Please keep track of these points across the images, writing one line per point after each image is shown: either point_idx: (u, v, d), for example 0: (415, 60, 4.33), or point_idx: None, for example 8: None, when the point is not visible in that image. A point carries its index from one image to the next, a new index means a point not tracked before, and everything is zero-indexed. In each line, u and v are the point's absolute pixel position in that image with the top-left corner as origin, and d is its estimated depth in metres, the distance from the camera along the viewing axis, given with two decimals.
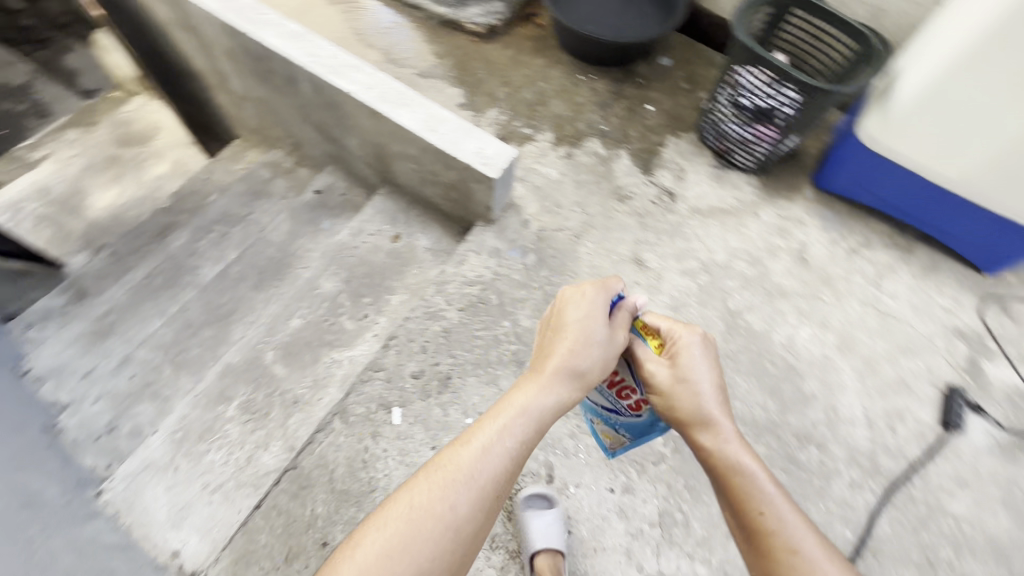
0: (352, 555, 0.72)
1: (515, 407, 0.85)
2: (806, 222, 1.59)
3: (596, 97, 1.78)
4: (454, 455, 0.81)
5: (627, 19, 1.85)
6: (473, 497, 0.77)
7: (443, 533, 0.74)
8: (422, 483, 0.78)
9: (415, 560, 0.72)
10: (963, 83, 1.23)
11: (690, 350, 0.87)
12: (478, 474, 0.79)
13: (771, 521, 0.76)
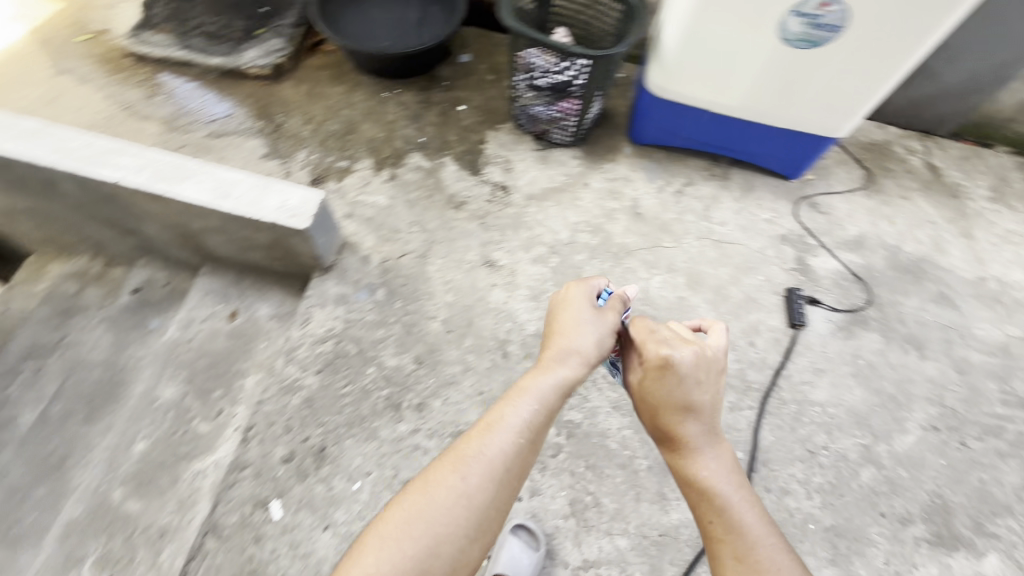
0: (370, 547, 0.75)
1: (529, 393, 0.89)
2: (632, 178, 1.67)
3: (406, 111, 1.74)
4: (473, 441, 0.85)
5: (414, 27, 1.82)
6: (483, 477, 0.81)
7: (457, 512, 0.78)
8: (444, 471, 0.81)
9: (431, 534, 0.76)
10: (711, 27, 1.31)
11: (678, 361, 0.88)
12: (495, 459, 0.82)
13: (736, 524, 0.81)
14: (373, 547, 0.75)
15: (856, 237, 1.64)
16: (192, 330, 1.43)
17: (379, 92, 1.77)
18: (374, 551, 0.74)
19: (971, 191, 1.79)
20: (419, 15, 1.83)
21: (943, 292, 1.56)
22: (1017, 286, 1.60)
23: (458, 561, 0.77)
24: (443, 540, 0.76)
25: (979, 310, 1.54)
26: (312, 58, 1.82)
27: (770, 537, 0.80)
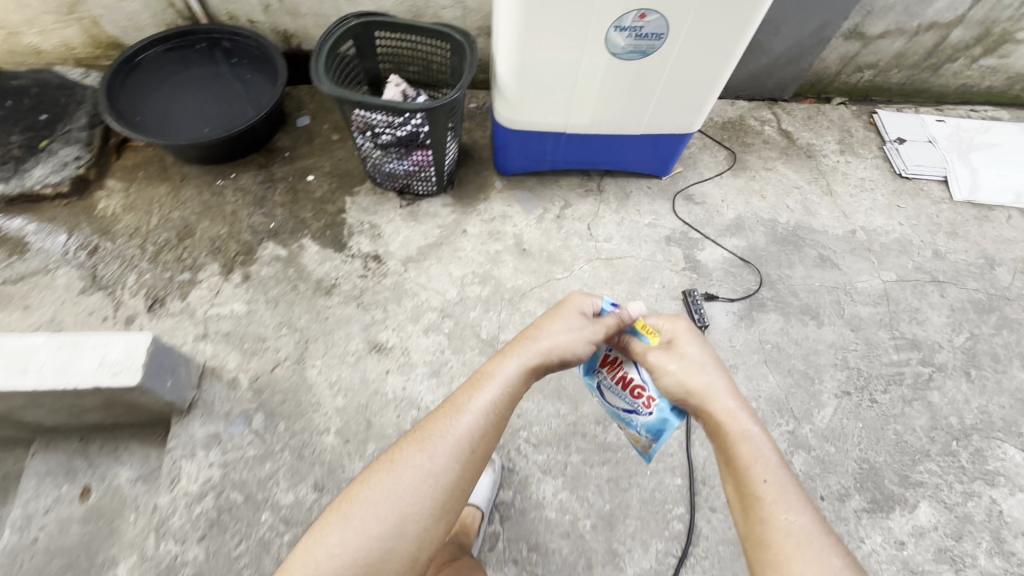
0: (331, 531, 0.67)
1: (498, 374, 0.79)
2: (509, 214, 1.59)
3: (247, 195, 1.54)
4: (443, 417, 0.75)
5: (237, 103, 1.65)
6: (450, 456, 0.71)
7: (419, 493, 0.69)
8: (410, 450, 0.72)
9: (393, 514, 0.67)
10: (542, 55, 1.24)
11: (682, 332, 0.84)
12: (461, 436, 0.73)
13: (763, 476, 0.71)
14: (334, 529, 0.67)
15: (734, 220, 1.66)
16: (33, 530, 1.16)
17: (212, 181, 1.56)
18: (335, 533, 0.66)
19: (823, 148, 1.88)
20: (242, 88, 1.67)
21: (822, 254, 1.62)
22: (881, 230, 1.69)
23: (420, 546, 0.68)
24: (406, 520, 0.67)
25: (856, 263, 1.61)
26: (122, 158, 1.58)
27: (789, 496, 0.69)
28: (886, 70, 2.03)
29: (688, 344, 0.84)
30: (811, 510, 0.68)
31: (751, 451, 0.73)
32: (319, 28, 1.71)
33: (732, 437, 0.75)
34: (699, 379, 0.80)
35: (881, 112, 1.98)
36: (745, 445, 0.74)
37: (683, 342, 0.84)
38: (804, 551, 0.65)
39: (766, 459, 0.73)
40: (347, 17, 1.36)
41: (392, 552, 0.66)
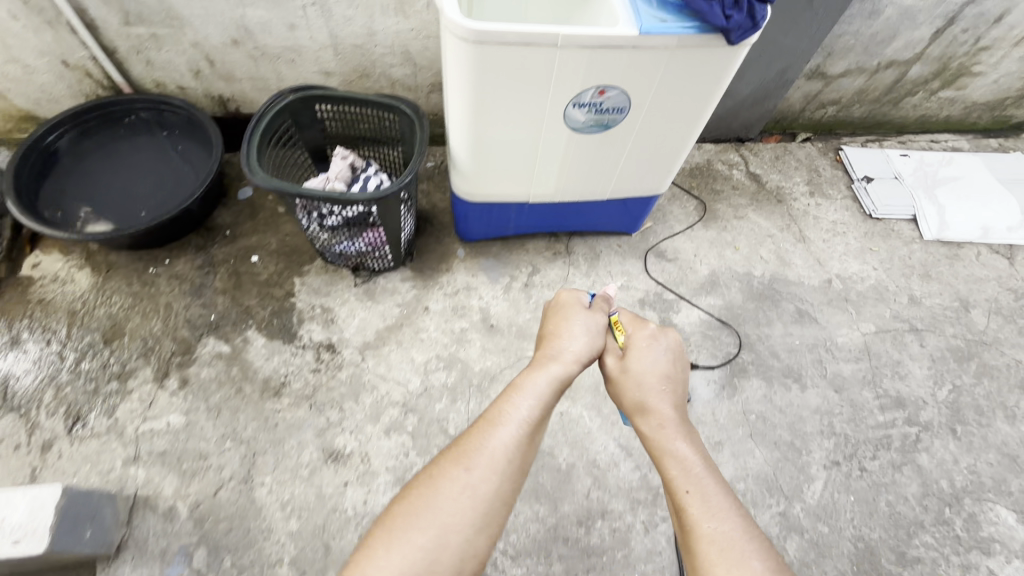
0: (379, 554, 0.69)
1: (524, 390, 0.86)
2: (474, 285, 1.49)
3: (184, 284, 1.40)
4: (475, 435, 0.80)
5: (171, 180, 1.50)
6: (488, 470, 0.76)
7: (462, 505, 0.73)
8: (449, 466, 0.77)
9: (437, 525, 0.71)
10: (497, 133, 1.15)
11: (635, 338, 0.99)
12: (499, 447, 0.78)
13: (685, 488, 0.79)
14: (390, 549, 0.69)
15: (708, 276, 1.60)
16: None
17: (143, 269, 1.42)
18: (387, 552, 0.69)
19: (793, 191, 1.84)
20: (174, 163, 1.52)
21: (800, 309, 1.57)
22: (856, 277, 1.65)
23: (464, 555, 0.71)
24: (448, 527, 0.71)
25: (834, 315, 1.57)
26: (38, 250, 1.42)
27: (714, 501, 0.77)
28: (848, 106, 2.01)
29: (644, 354, 0.97)
30: (738, 515, 0.75)
31: (678, 460, 0.83)
32: (257, 91, 1.59)
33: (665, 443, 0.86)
34: (646, 387, 0.93)
35: (846, 149, 1.96)
36: (674, 456, 0.83)
37: (639, 351, 0.97)
38: (720, 553, 0.71)
39: (693, 461, 0.82)
40: (282, 93, 1.23)
41: (439, 562, 0.70)
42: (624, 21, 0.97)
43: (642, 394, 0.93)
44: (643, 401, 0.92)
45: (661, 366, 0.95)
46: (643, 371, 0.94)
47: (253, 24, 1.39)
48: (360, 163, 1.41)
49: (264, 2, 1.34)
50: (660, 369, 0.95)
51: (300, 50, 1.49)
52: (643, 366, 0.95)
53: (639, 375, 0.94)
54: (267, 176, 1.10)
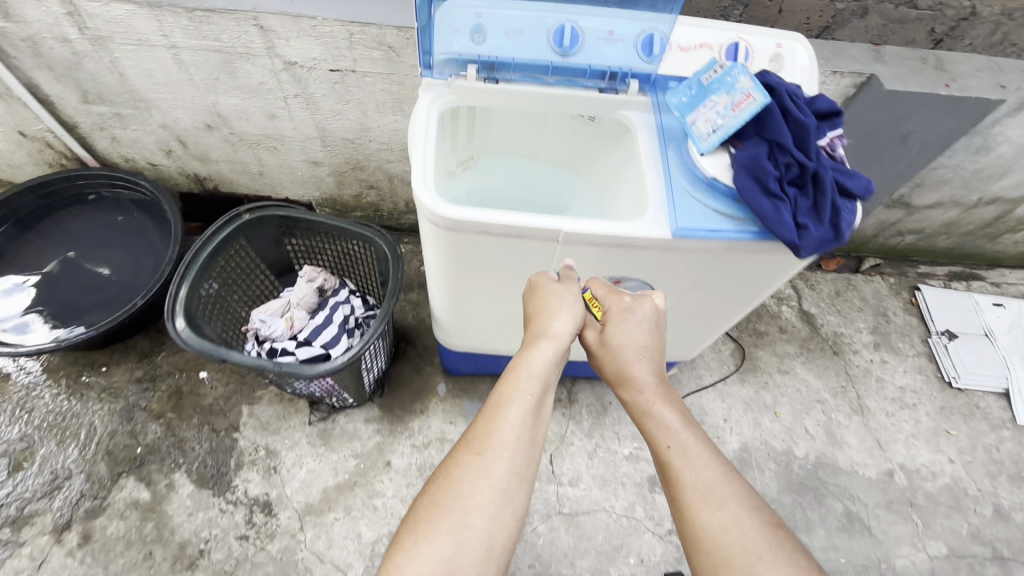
0: (410, 545, 0.58)
1: (525, 369, 0.66)
2: (450, 437, 1.24)
3: (116, 401, 1.21)
4: (487, 418, 0.64)
5: (119, 278, 1.33)
6: (506, 449, 0.62)
7: (486, 491, 0.60)
8: (461, 454, 0.62)
9: (461, 509, 0.59)
10: (482, 305, 0.91)
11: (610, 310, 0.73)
12: (514, 429, 0.63)
13: (667, 442, 0.67)
14: (419, 547, 0.57)
15: (738, 451, 1.31)
16: None
17: (73, 377, 1.23)
18: (423, 537, 0.58)
19: (852, 341, 1.53)
20: (130, 250, 1.35)
21: (848, 511, 1.26)
22: (925, 473, 1.33)
23: (488, 542, 0.59)
24: (469, 511, 0.59)
25: (893, 526, 1.25)
26: None
27: (698, 458, 0.65)
28: (931, 236, 1.68)
29: (624, 325, 0.72)
30: (722, 467, 0.65)
31: (659, 418, 0.68)
32: (237, 173, 1.40)
33: (644, 402, 0.70)
34: (627, 359, 0.71)
35: (925, 290, 1.64)
36: (653, 418, 0.69)
37: (619, 322, 0.72)
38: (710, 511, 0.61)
39: (672, 423, 0.68)
40: (236, 212, 1.02)
41: (467, 547, 0.57)
42: (655, 212, 0.73)
43: (620, 364, 0.71)
44: (622, 373, 0.71)
45: (641, 336, 0.71)
46: (621, 342, 0.71)
47: (229, 112, 1.20)
48: (331, 283, 1.20)
49: (239, 90, 1.14)
50: (641, 338, 0.71)
51: (283, 139, 1.28)
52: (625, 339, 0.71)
53: (617, 350, 0.71)
54: (192, 336, 0.90)
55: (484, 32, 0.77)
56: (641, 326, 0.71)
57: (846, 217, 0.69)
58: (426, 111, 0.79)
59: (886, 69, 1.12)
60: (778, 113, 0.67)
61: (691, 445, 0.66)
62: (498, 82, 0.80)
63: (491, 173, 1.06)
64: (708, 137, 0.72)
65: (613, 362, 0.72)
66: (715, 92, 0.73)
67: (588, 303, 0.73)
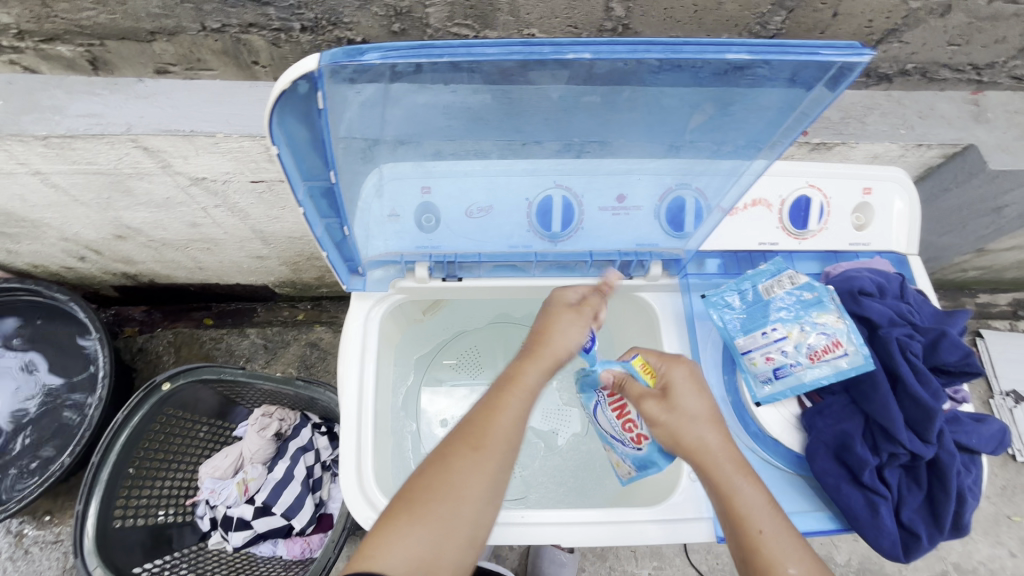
0: (400, 520, 0.44)
1: (526, 385, 0.50)
2: None
3: (67, 557, 1.07)
4: (497, 415, 0.48)
5: (25, 372, 1.07)
6: (495, 445, 0.47)
7: (483, 486, 0.46)
8: (461, 447, 0.47)
9: (461, 489, 0.45)
10: None
11: (672, 375, 0.51)
12: (514, 431, 0.48)
13: (758, 527, 0.44)
14: (408, 520, 0.44)
15: None
16: None
17: (15, 528, 1.09)
18: (412, 524, 0.44)
19: None
20: (63, 346, 1.08)
21: None
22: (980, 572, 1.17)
23: (474, 536, 0.45)
24: (464, 498, 0.45)
25: None
26: None
27: (793, 550, 0.43)
28: (1002, 272, 1.39)
29: (689, 390, 0.50)
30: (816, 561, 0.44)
31: (744, 501, 0.45)
32: (170, 269, 1.17)
33: (726, 477, 0.46)
34: (695, 429, 0.48)
35: (989, 338, 1.38)
36: (734, 499, 0.45)
37: (685, 389, 0.50)
38: None
39: (755, 503, 0.45)
40: (154, 383, 0.85)
41: (453, 537, 0.44)
42: (690, 487, 0.57)
43: (688, 437, 0.48)
44: (704, 449, 0.47)
45: (704, 406, 0.50)
46: (689, 410, 0.49)
47: (138, 223, 0.95)
48: (289, 423, 1.00)
49: (142, 206, 0.90)
50: (706, 406, 0.50)
51: (215, 240, 1.04)
52: (686, 404, 0.49)
53: (697, 416, 0.49)
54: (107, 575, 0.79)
55: (435, 216, 0.54)
56: (702, 396, 0.50)
57: (972, 498, 0.48)
58: (358, 359, 0.58)
59: (990, 134, 0.84)
60: (883, 384, 0.45)
61: (785, 533, 0.44)
62: (464, 280, 0.61)
63: (463, 314, 0.81)
64: (768, 384, 0.49)
65: (672, 435, 0.48)
66: (780, 317, 0.50)
67: (637, 365, 0.52)
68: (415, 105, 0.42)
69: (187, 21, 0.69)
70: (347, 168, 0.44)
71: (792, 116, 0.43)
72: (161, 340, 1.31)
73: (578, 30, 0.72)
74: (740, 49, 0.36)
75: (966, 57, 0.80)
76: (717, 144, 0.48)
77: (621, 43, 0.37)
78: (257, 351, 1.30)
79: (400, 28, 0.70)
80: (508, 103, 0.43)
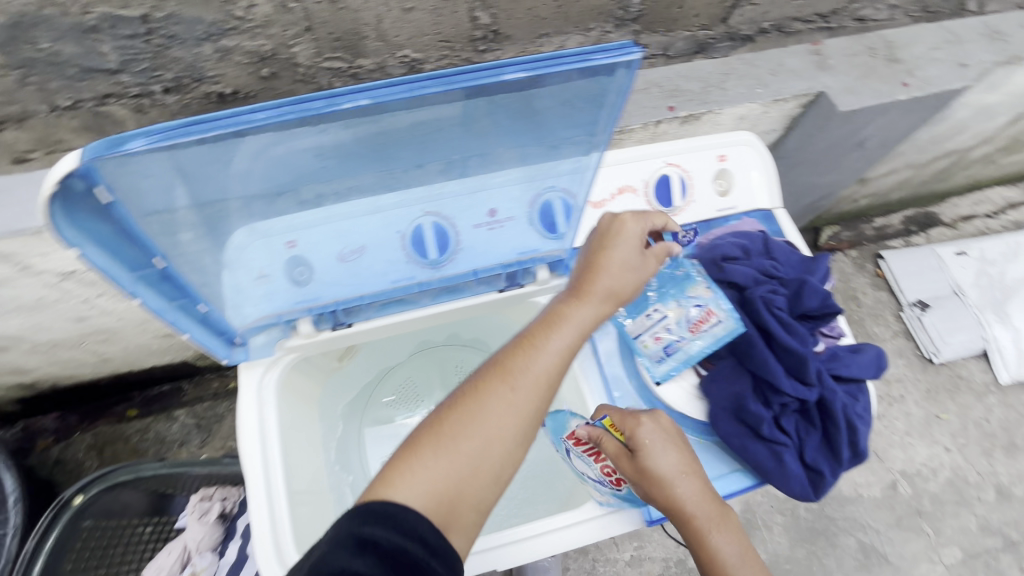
0: (424, 461, 0.43)
1: (577, 322, 0.48)
2: None
3: None
4: (524, 359, 0.46)
5: None
6: (530, 390, 0.45)
7: (515, 426, 0.44)
8: (494, 387, 0.45)
9: (484, 435, 0.44)
10: None
11: (641, 437, 0.48)
12: (550, 374, 0.46)
13: (722, 569, 0.47)
14: (433, 463, 0.42)
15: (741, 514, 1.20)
16: None
17: None
18: (436, 455, 0.43)
19: None
20: None
21: (862, 544, 1.19)
22: (924, 472, 1.26)
23: (499, 475, 0.45)
24: (493, 440, 0.44)
25: (907, 545, 1.20)
26: None
27: None
28: (888, 195, 1.50)
29: (659, 450, 0.48)
30: None
31: (710, 548, 0.47)
32: (69, 368, 1.08)
33: (693, 527, 0.48)
34: (666, 488, 0.48)
35: (890, 258, 1.48)
36: (702, 545, 0.48)
37: (650, 445, 0.48)
38: None
39: (725, 548, 0.47)
40: (64, 499, 0.80)
41: (478, 473, 0.43)
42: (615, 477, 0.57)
43: (662, 496, 0.48)
44: (676, 506, 0.47)
45: (676, 459, 0.48)
46: (656, 469, 0.48)
47: (15, 331, 0.88)
48: (232, 500, 0.94)
49: (12, 313, 0.82)
50: (676, 462, 0.48)
51: (112, 329, 0.98)
52: (656, 466, 0.48)
53: (671, 472, 0.47)
54: None
55: (307, 269, 0.53)
56: (673, 451, 0.48)
57: (865, 426, 0.51)
58: (259, 428, 0.55)
59: (835, 79, 0.90)
60: (758, 342, 0.48)
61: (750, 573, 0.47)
62: (354, 325, 0.59)
63: (383, 350, 0.79)
64: (661, 363, 0.52)
65: (646, 494, 0.48)
66: (660, 297, 0.53)
67: (606, 426, 0.50)
68: (228, 178, 0.42)
69: (34, 103, 0.65)
70: (176, 245, 0.44)
71: (607, 104, 0.44)
72: (80, 446, 1.21)
73: (452, 46, 0.72)
74: (516, 70, 0.39)
75: (810, 8, 0.92)
76: (568, 140, 0.49)
77: (398, 84, 0.39)
78: (189, 433, 1.24)
79: (271, 71, 0.68)
80: (336, 152, 0.44)
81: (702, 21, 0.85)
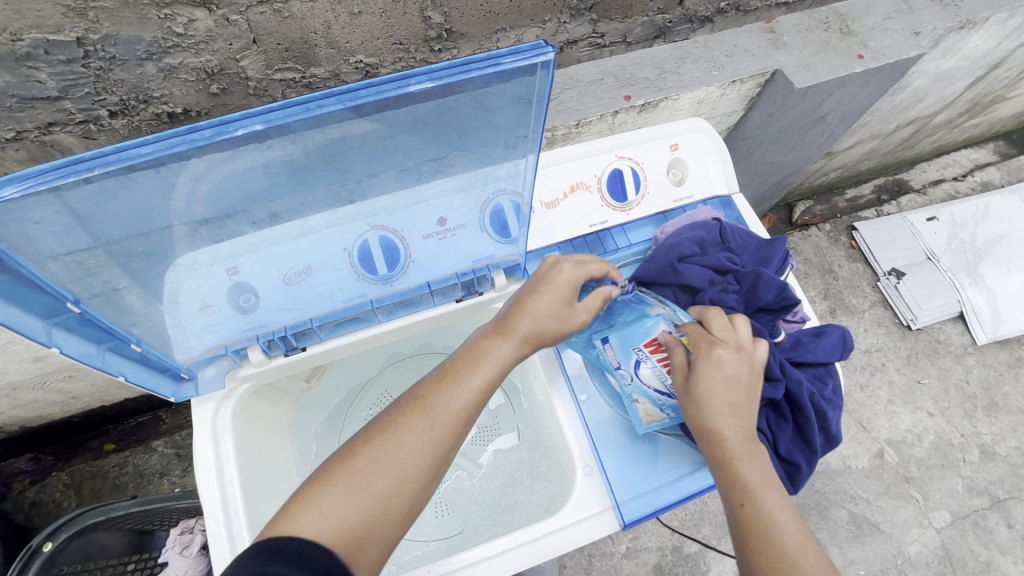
0: (332, 489, 0.41)
1: (495, 361, 0.48)
2: None
3: None
4: (440, 393, 0.45)
5: None
6: (443, 425, 0.44)
7: (429, 462, 0.43)
8: (411, 418, 0.44)
9: (396, 471, 0.42)
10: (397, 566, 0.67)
11: (701, 353, 0.47)
12: (467, 407, 0.45)
13: (741, 500, 0.43)
14: (339, 490, 0.41)
15: None
16: None
17: None
18: (348, 486, 0.41)
19: None
20: None
21: (854, 515, 1.20)
22: (909, 439, 1.28)
23: (408, 512, 0.42)
24: (405, 474, 0.42)
25: (898, 512, 1.21)
26: None
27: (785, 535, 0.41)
28: (857, 166, 1.50)
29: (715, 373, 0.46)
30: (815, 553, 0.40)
31: (734, 475, 0.44)
32: (36, 408, 1.04)
33: (720, 456, 0.45)
34: (707, 410, 0.46)
35: (862, 229, 1.49)
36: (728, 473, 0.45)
37: (702, 367, 0.47)
38: None
39: (753, 482, 0.43)
40: (33, 547, 0.78)
41: (387, 509, 0.41)
42: (586, 480, 0.56)
43: (700, 415, 0.47)
44: (708, 429, 0.46)
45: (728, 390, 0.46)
46: (702, 391, 0.46)
47: None
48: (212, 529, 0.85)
49: None
50: (728, 389, 0.46)
51: (75, 366, 0.95)
52: (705, 385, 0.47)
53: (723, 392, 0.46)
54: None
55: (252, 294, 0.52)
56: (732, 377, 0.46)
57: (835, 408, 0.51)
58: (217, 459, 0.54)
59: (789, 57, 0.89)
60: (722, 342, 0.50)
61: (776, 516, 0.42)
62: (308, 349, 0.56)
63: (353, 363, 0.77)
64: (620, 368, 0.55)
65: (688, 410, 0.48)
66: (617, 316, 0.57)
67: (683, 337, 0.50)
68: (138, 215, 0.41)
69: None
70: (93, 286, 0.42)
71: (533, 108, 0.43)
72: (55, 487, 1.17)
73: (406, 48, 0.69)
74: (421, 79, 0.38)
75: None
76: (503, 145, 0.47)
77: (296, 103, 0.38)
78: (171, 463, 1.22)
79: (222, 87, 0.64)
80: (254, 173, 0.42)
81: (659, 5, 0.81)
